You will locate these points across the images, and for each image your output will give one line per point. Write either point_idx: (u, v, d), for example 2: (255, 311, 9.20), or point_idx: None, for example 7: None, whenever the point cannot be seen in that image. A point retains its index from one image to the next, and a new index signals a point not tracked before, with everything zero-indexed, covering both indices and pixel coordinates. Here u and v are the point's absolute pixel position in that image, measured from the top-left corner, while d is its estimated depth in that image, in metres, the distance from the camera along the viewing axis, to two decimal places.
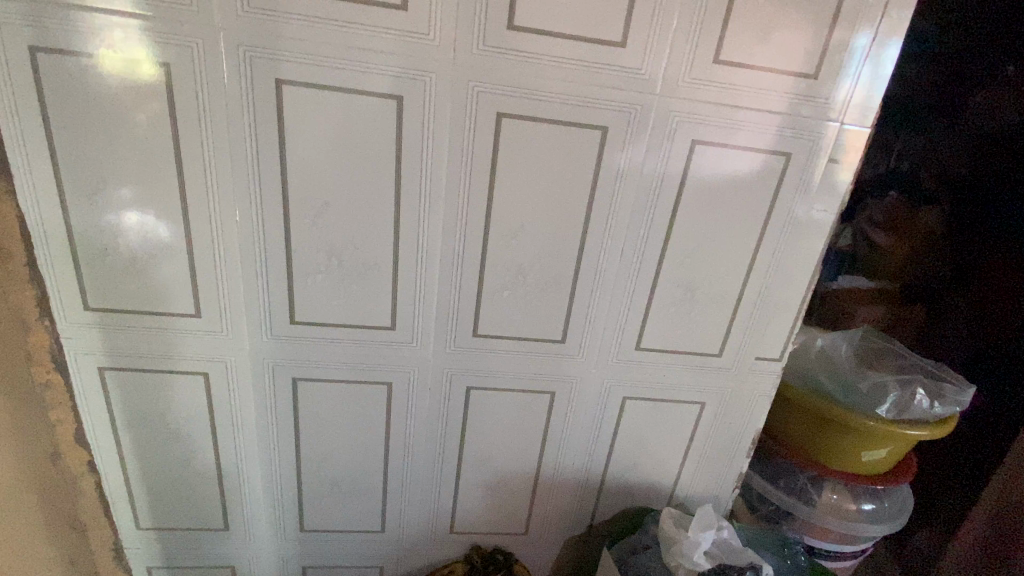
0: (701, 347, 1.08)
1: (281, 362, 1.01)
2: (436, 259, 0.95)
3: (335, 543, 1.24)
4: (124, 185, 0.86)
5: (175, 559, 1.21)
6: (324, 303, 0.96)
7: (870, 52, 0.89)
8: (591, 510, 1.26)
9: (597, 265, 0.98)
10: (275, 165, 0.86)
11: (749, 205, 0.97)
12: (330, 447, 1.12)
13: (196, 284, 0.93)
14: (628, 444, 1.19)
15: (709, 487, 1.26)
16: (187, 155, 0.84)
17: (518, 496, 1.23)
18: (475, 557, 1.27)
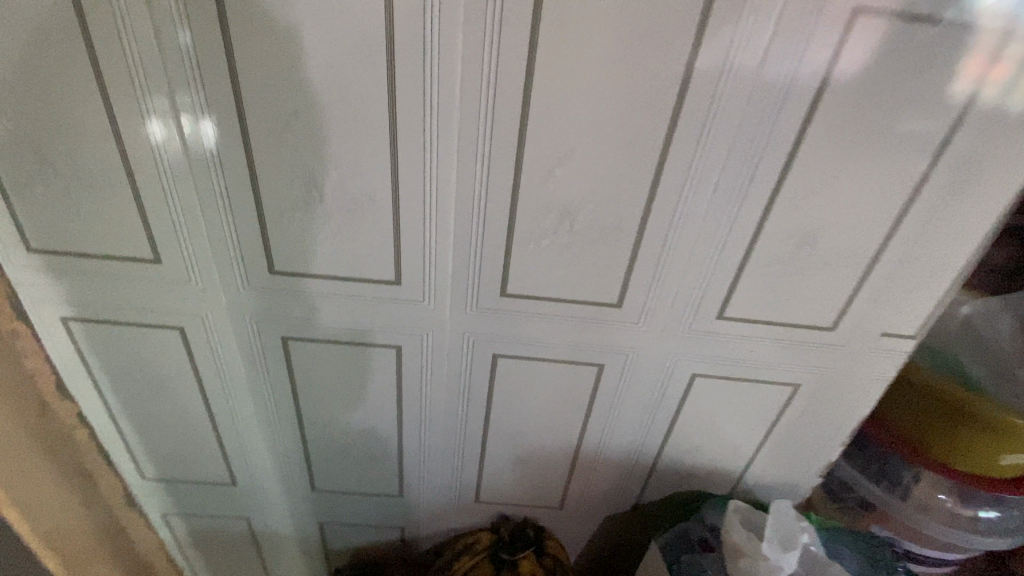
0: (805, 317, 0.80)
1: (267, 318, 0.82)
2: (450, 193, 0.69)
3: (351, 502, 1.14)
4: (31, 88, 0.63)
5: (188, 508, 1.15)
6: (309, 250, 0.74)
7: None
8: (638, 491, 1.08)
9: (672, 206, 0.70)
10: (223, 55, 0.61)
11: (914, 115, 0.64)
12: (336, 410, 0.96)
13: (149, 222, 0.73)
14: (691, 427, 0.96)
15: (785, 476, 1.04)
16: (102, 43, 0.60)
17: (553, 472, 1.06)
18: (503, 530, 1.13)
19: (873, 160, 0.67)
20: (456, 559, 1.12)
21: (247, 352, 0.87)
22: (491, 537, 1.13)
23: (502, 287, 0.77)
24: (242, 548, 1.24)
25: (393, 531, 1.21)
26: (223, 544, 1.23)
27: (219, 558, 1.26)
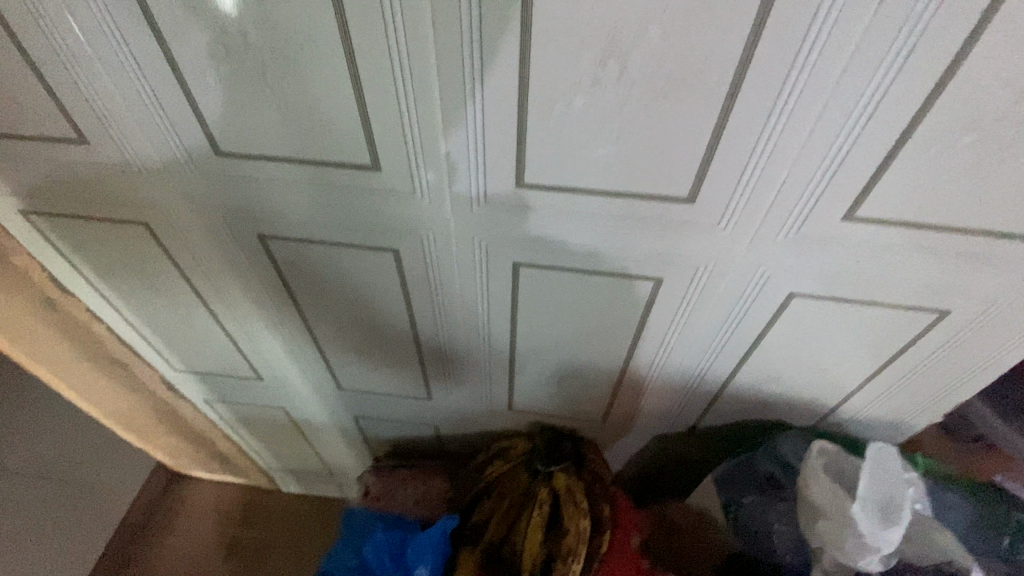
0: (988, 211, 0.52)
1: (236, 213, 0.67)
2: (427, 16, 0.44)
3: (382, 402, 1.08)
4: None
5: (224, 398, 1.14)
6: (259, 123, 0.55)
7: None
8: (698, 413, 0.92)
9: (794, 35, 0.42)
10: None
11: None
12: (341, 317, 0.84)
13: (51, 89, 0.55)
14: (776, 353, 0.75)
15: (891, 409, 0.83)
16: None
17: (596, 388, 0.91)
18: (539, 438, 1.04)
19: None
20: (489, 464, 1.06)
21: (224, 251, 0.73)
22: (528, 445, 1.04)
23: (519, 168, 0.55)
24: (285, 434, 1.25)
25: (429, 429, 1.16)
26: (270, 430, 1.25)
27: (270, 439, 1.30)
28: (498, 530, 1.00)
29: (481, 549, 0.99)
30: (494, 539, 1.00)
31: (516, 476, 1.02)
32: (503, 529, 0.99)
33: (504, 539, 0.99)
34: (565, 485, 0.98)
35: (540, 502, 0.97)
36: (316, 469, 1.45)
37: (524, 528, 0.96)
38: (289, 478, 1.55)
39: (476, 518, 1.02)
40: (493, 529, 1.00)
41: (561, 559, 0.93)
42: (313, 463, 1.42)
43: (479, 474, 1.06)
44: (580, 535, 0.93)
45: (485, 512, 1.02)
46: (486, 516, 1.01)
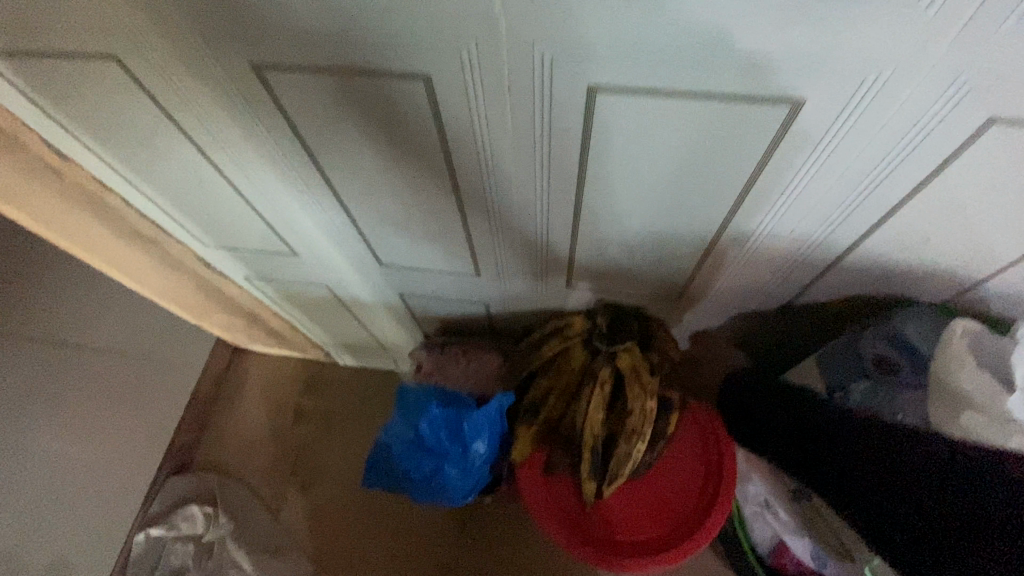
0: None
1: (211, 29, 0.51)
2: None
3: (426, 278, 0.97)
4: None
5: (263, 275, 1.08)
6: None
7: None
8: (801, 285, 0.78)
9: None
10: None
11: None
12: (370, 175, 0.70)
13: None
14: (931, 205, 0.57)
15: None
16: None
17: (674, 256, 0.77)
18: (600, 317, 0.94)
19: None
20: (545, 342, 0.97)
21: (217, 91, 0.59)
22: (589, 323, 0.95)
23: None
24: (332, 312, 1.21)
25: (479, 308, 1.06)
26: (316, 308, 1.20)
27: (318, 316, 1.26)
28: (556, 409, 0.95)
29: (538, 426, 0.95)
30: (552, 417, 0.95)
31: (576, 355, 0.94)
32: (562, 407, 0.95)
33: (564, 417, 0.95)
34: (630, 366, 0.90)
35: (600, 382, 0.90)
36: (368, 344, 1.44)
37: (582, 408, 0.90)
38: (344, 352, 1.56)
39: (532, 396, 0.97)
40: (550, 407, 0.95)
41: (623, 439, 0.87)
42: (364, 339, 1.41)
43: (534, 352, 0.99)
44: (644, 417, 0.86)
45: (542, 390, 0.96)
46: (543, 395, 0.96)
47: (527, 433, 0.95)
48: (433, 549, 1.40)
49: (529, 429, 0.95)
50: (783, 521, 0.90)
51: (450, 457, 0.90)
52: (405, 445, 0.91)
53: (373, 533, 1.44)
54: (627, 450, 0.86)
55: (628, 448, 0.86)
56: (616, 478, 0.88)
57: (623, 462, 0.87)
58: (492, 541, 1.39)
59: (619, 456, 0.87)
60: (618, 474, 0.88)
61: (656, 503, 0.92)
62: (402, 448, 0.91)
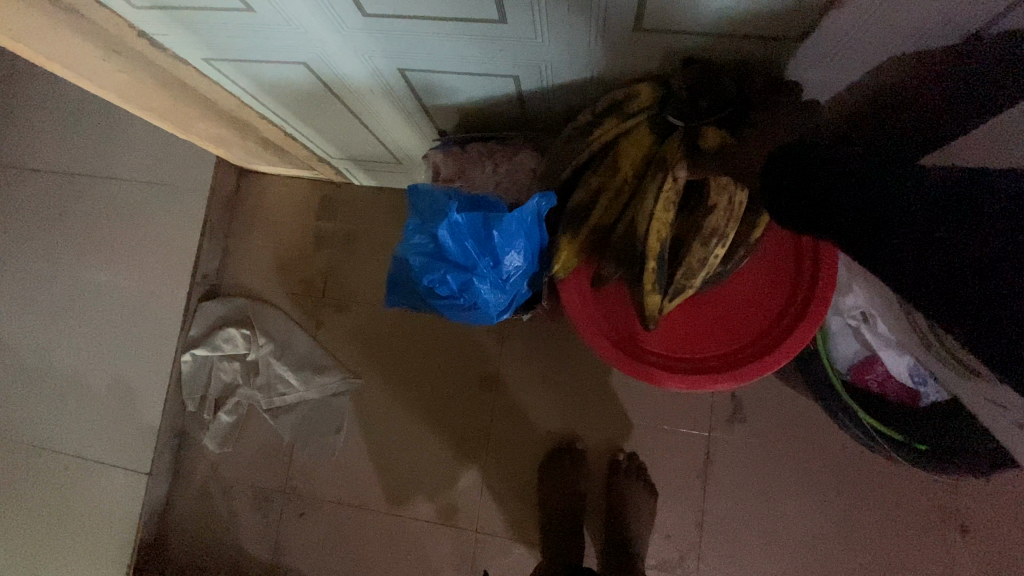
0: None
1: None
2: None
3: (431, 40, 0.71)
4: None
5: (225, 53, 0.83)
6: None
7: None
8: None
9: None
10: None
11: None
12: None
13: None
14: None
15: None
16: None
17: None
18: (675, 79, 0.68)
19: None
20: (595, 125, 0.74)
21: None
22: (656, 96, 0.72)
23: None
24: (326, 109, 0.98)
25: (507, 87, 0.81)
26: (306, 104, 0.97)
27: (312, 116, 1.04)
28: (608, 213, 0.76)
29: (586, 234, 0.78)
30: (602, 223, 0.77)
31: (638, 142, 0.74)
32: (617, 211, 0.77)
33: (617, 223, 0.77)
34: (714, 151, 0.69)
35: (673, 174, 0.70)
36: (380, 156, 1.23)
37: (648, 210, 0.71)
38: (356, 169, 1.37)
39: (577, 199, 0.77)
40: (600, 210, 0.76)
41: (699, 244, 0.72)
42: (373, 149, 1.19)
43: (578, 140, 0.76)
44: (727, 217, 0.70)
45: (590, 191, 0.77)
46: (592, 196, 0.77)
47: (571, 245, 0.78)
48: (472, 366, 1.38)
49: (574, 239, 0.78)
50: (882, 333, 0.77)
51: (479, 272, 0.75)
52: (424, 257, 0.76)
53: (411, 351, 1.42)
54: (701, 257, 0.72)
55: (705, 254, 0.72)
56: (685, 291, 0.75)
57: (696, 271, 0.73)
58: (531, 359, 1.35)
59: (692, 264, 0.73)
60: (688, 286, 0.74)
61: (722, 315, 0.80)
62: (420, 262, 0.76)
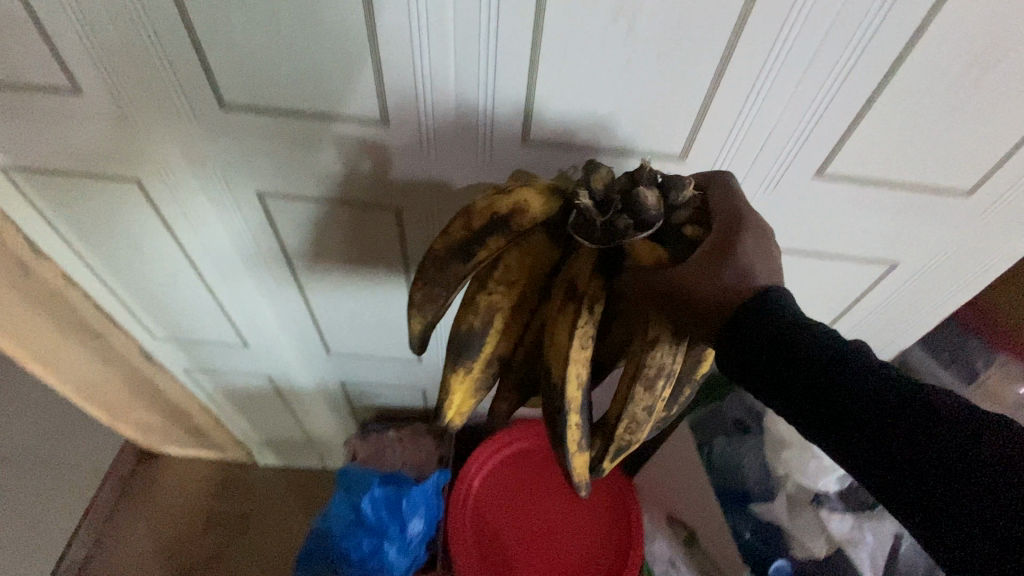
0: (965, 129, 0.60)
1: (233, 173, 0.68)
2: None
3: (371, 365, 1.10)
4: None
5: (206, 367, 1.13)
6: (267, 81, 0.57)
7: None
8: None
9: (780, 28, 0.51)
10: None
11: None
12: (345, 268, 0.84)
13: (45, 38, 0.54)
14: None
15: None
16: None
17: None
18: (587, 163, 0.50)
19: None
20: (471, 241, 0.53)
21: (210, 190, 0.71)
22: (555, 202, 0.53)
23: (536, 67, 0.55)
24: (267, 404, 1.25)
25: (417, 394, 1.19)
26: (251, 401, 1.24)
27: (250, 409, 1.29)
28: (503, 343, 0.61)
29: (476, 373, 0.61)
30: (501, 350, 0.61)
31: (538, 255, 0.57)
32: (518, 333, 0.61)
33: (525, 349, 0.64)
34: (651, 298, 0.49)
35: (589, 312, 0.52)
36: (296, 439, 1.45)
37: (562, 349, 0.53)
38: (267, 449, 1.54)
39: (462, 328, 0.59)
40: (493, 338, 0.60)
41: (637, 393, 0.53)
42: (294, 433, 1.42)
43: (445, 261, 0.55)
44: (673, 346, 0.52)
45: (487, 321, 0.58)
46: (486, 336, 0.59)
47: (460, 386, 0.61)
48: None
49: (460, 369, 0.60)
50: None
51: (389, 536, 0.95)
52: (346, 524, 0.96)
53: None
54: (641, 401, 0.53)
55: (647, 401, 0.53)
56: (625, 446, 0.57)
57: (636, 427, 0.55)
58: None
59: (630, 414, 0.54)
60: (625, 442, 0.57)
61: (574, 573, 1.03)
62: (343, 528, 0.96)
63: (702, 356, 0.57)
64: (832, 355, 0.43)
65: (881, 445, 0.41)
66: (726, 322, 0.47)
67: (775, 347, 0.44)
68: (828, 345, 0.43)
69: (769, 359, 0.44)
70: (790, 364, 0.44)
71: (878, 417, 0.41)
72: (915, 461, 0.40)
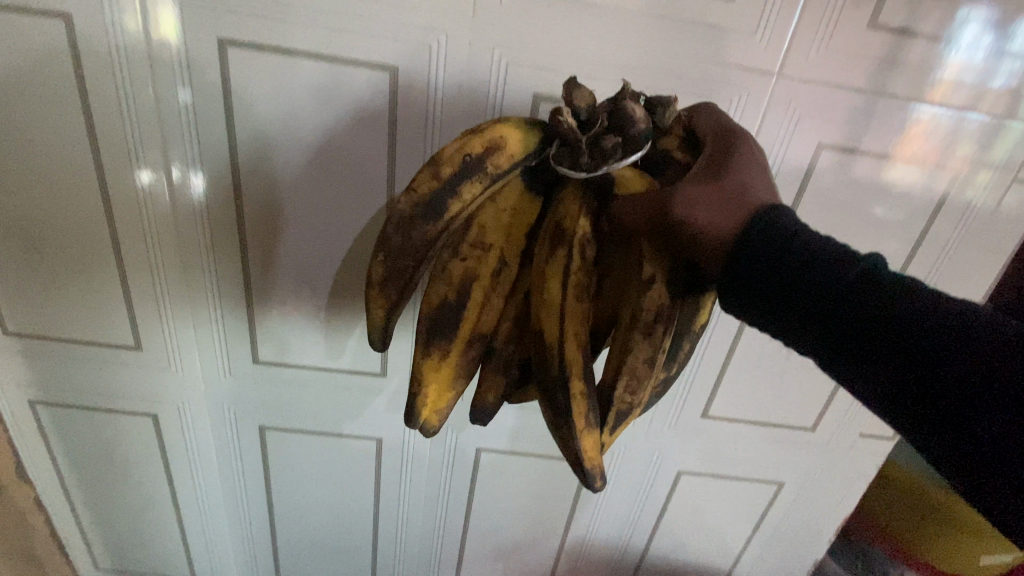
0: (795, 383, 0.85)
1: (243, 409, 0.83)
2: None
3: None
4: (46, 207, 0.67)
5: None
6: (296, 343, 0.78)
7: (999, 25, 0.62)
8: None
9: None
10: (214, 45, 0.59)
11: (922, 132, 0.67)
12: (320, 492, 0.93)
13: (135, 313, 0.74)
14: (681, 517, 1.00)
15: (764, 568, 1.08)
16: (112, 167, 0.65)
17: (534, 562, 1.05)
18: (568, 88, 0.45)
19: (896, 165, 0.68)
20: (442, 196, 0.46)
21: (216, 408, 0.83)
22: (532, 138, 0.48)
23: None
24: None
25: None
26: None
27: None
28: (479, 310, 0.52)
29: (454, 363, 0.52)
30: (477, 325, 0.52)
31: (517, 201, 0.51)
32: (500, 310, 0.53)
33: (506, 318, 0.54)
34: (651, 233, 0.42)
35: (580, 250, 0.46)
36: None
37: (557, 307, 0.46)
38: None
39: (434, 303, 0.51)
40: (472, 318, 0.52)
41: (635, 348, 0.44)
42: None
43: (410, 221, 0.46)
44: (669, 288, 0.44)
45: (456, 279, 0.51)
46: (458, 302, 0.51)
47: (436, 374, 0.52)
48: None
49: (434, 357, 0.51)
50: None
51: None
52: None
53: None
54: (640, 356, 0.45)
55: (647, 352, 0.44)
56: (625, 413, 0.48)
57: (637, 388, 0.46)
58: None
59: (632, 374, 0.45)
60: (625, 407, 0.47)
61: None
62: None
63: (706, 304, 0.49)
64: (862, 285, 0.36)
65: (901, 361, 0.35)
66: (733, 246, 0.39)
67: (784, 268, 0.38)
68: (856, 277, 0.37)
69: (779, 271, 0.38)
70: (815, 302, 0.37)
71: (902, 332, 0.35)
72: (937, 366, 0.34)
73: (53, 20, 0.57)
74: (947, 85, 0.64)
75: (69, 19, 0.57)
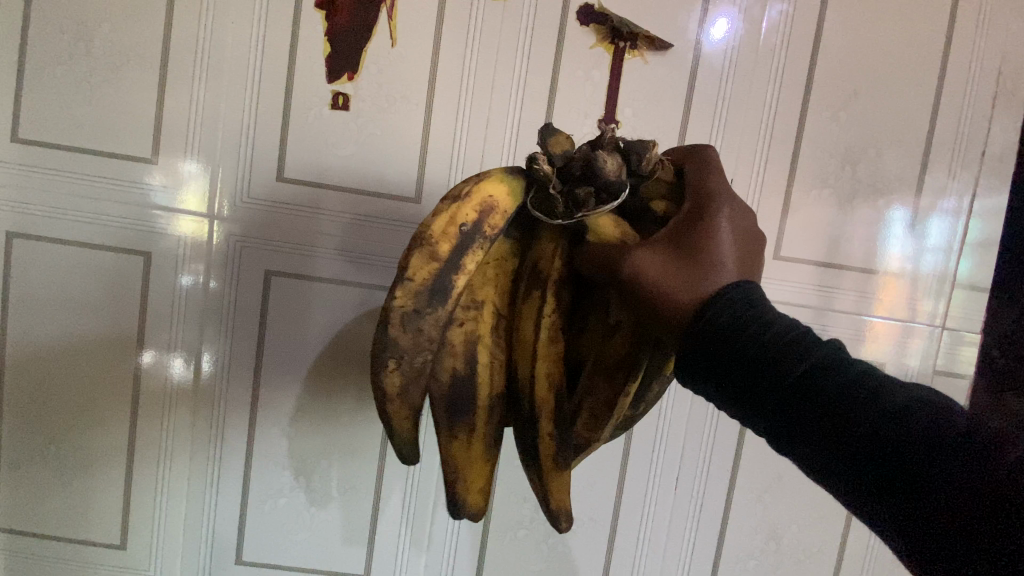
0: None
1: None
2: None
3: None
4: (78, 408, 0.75)
5: None
6: (281, 540, 0.78)
7: (913, 224, 0.79)
8: None
9: (644, 513, 0.79)
10: (261, 275, 0.72)
11: (883, 327, 0.80)
12: None
13: (129, 511, 0.76)
14: None
15: None
16: (146, 372, 0.74)
17: None
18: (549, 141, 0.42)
19: (870, 348, 0.80)
20: (445, 273, 0.40)
21: None
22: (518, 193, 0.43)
23: (487, 517, 0.78)
24: None
25: None
26: None
27: None
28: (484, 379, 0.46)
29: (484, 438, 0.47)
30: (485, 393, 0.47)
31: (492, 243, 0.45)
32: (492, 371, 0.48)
33: (504, 385, 0.48)
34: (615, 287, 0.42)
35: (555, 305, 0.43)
36: None
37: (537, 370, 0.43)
38: None
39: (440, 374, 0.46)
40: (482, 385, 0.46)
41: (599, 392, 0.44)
42: None
43: (415, 315, 0.40)
44: (632, 333, 0.44)
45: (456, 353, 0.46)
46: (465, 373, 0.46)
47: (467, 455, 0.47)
48: None
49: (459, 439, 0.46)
50: None
51: None
52: None
53: None
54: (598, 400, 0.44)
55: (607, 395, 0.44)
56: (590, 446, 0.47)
57: (598, 423, 0.45)
58: None
59: (596, 418, 0.45)
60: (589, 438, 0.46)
61: None
62: None
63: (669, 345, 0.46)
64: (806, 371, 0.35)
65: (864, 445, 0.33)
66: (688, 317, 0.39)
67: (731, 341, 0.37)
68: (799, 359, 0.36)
69: (727, 359, 0.37)
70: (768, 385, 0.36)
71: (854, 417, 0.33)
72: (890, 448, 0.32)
73: (135, 258, 0.72)
74: (887, 277, 0.79)
75: (147, 257, 0.72)
